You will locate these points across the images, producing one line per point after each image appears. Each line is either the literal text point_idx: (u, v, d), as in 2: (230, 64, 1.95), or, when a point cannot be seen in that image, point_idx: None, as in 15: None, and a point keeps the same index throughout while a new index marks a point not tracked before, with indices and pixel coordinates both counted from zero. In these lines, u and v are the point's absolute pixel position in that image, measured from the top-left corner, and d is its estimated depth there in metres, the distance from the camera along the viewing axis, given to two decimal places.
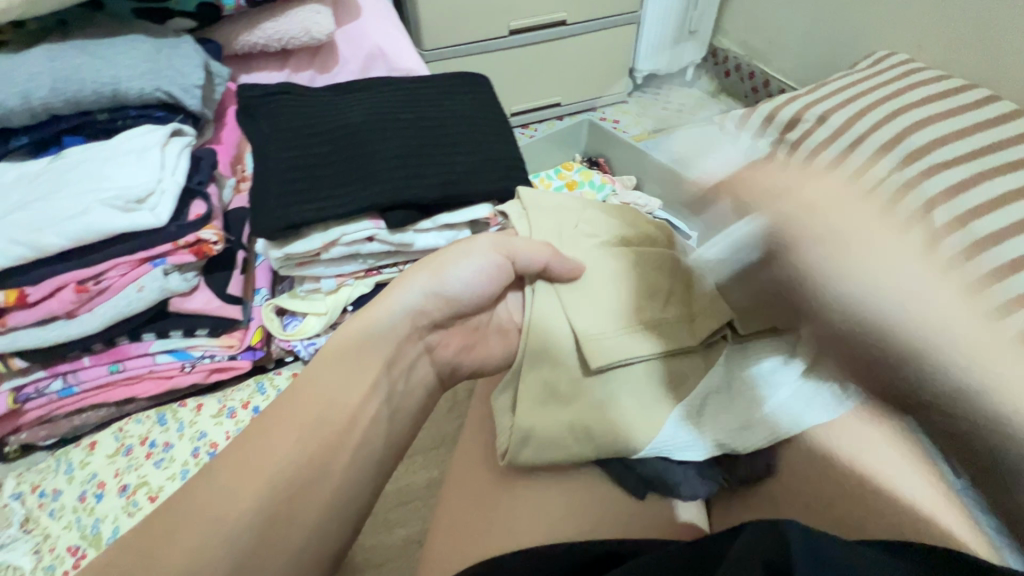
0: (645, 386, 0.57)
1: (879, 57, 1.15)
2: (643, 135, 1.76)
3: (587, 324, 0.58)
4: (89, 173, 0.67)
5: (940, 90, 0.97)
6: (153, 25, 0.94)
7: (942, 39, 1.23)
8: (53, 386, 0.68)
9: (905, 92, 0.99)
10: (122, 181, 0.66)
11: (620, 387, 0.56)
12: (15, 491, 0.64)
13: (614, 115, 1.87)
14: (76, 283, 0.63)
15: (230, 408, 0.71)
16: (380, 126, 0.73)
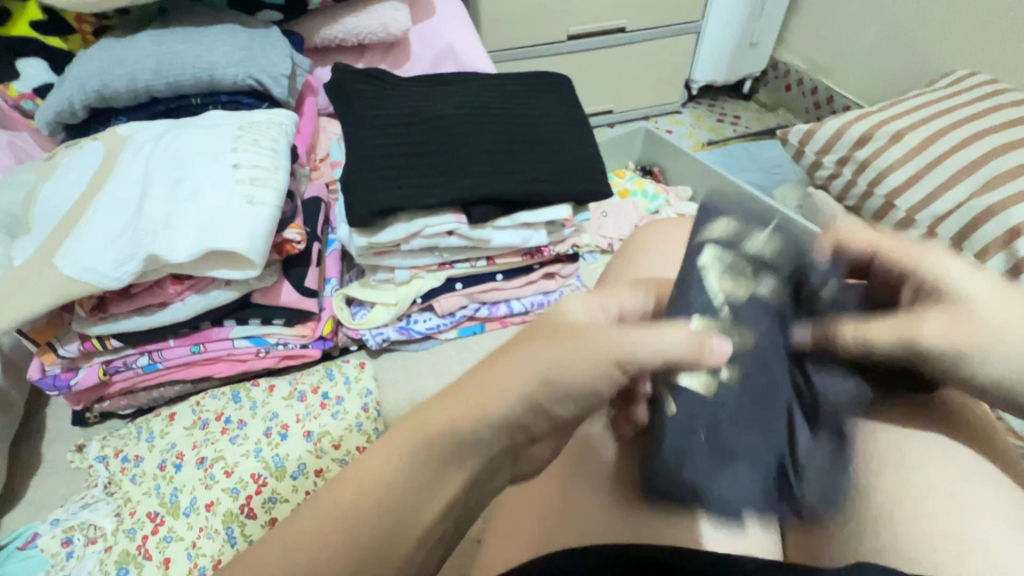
0: (66, 182, 0.66)
1: (932, 87, 1.16)
2: (699, 146, 1.63)
3: (66, 221, 0.62)
4: (170, 150, 0.65)
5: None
6: (243, 16, 0.97)
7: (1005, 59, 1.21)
8: (139, 361, 0.71)
9: (982, 116, 0.99)
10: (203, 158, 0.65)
11: (60, 217, 0.63)
12: (100, 454, 0.68)
13: (668, 125, 1.72)
14: (173, 276, 0.65)
15: (301, 391, 0.73)
16: (470, 120, 0.72)
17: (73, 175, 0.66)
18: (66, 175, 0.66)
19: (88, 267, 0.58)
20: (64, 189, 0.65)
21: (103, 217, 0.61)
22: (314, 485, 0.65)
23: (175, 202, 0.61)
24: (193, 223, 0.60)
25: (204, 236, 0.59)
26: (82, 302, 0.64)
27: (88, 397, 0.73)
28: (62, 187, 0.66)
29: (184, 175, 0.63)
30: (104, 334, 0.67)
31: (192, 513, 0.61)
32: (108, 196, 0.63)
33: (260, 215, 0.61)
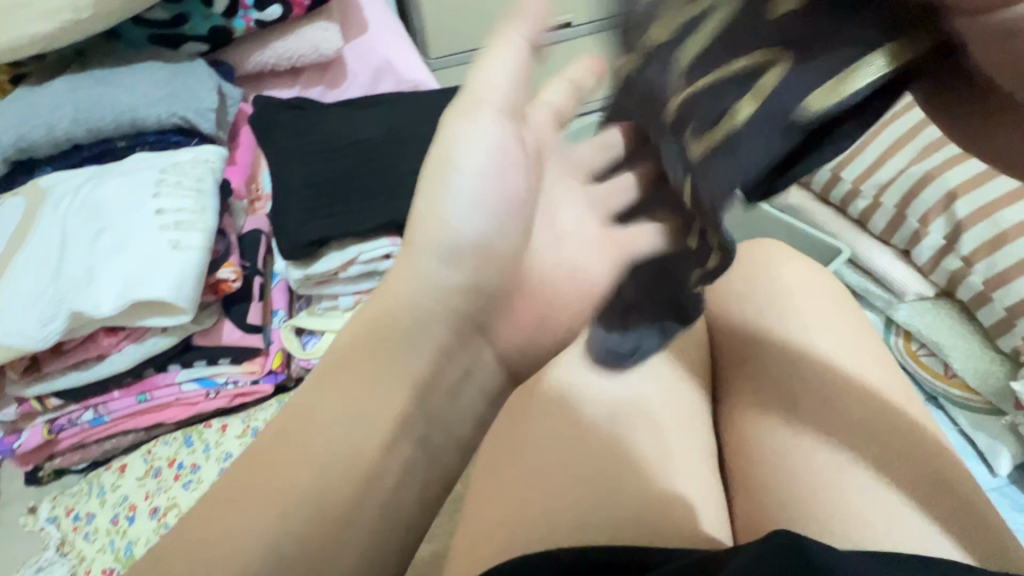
0: None
1: None
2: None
3: None
4: (90, 202, 0.64)
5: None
6: (166, 50, 0.96)
7: None
8: (85, 415, 0.69)
9: None
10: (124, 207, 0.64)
11: None
12: (51, 514, 0.67)
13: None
14: (105, 328, 0.64)
15: (254, 428, 0.72)
16: (396, 142, 0.73)
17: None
18: None
19: (10, 330, 0.57)
20: None
21: (23, 276, 0.60)
22: None
23: (97, 256, 0.61)
24: (118, 276, 0.59)
25: (129, 289, 0.59)
26: (13, 365, 0.64)
27: (36, 457, 0.71)
28: None
29: (105, 226, 0.62)
30: (42, 393, 0.66)
31: None
32: (28, 253, 0.62)
33: (185, 261, 0.61)
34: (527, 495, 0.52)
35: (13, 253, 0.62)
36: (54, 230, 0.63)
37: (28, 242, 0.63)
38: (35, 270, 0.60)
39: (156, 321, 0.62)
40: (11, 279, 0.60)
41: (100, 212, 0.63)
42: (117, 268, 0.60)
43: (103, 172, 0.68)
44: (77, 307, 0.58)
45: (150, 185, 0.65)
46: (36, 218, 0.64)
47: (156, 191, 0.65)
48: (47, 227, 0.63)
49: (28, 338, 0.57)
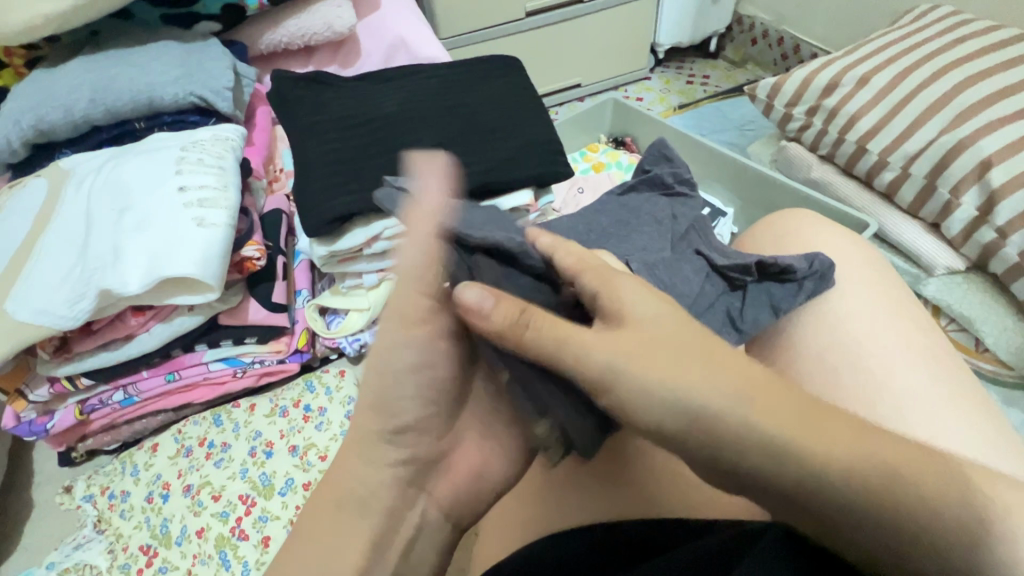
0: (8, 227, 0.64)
1: (895, 25, 1.14)
2: (670, 112, 1.55)
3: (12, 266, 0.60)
4: (112, 181, 0.63)
5: (1017, 54, 0.92)
6: (179, 30, 0.94)
7: None
8: (115, 396, 0.70)
9: (946, 50, 0.98)
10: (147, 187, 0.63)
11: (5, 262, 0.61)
12: (86, 493, 0.68)
13: (638, 92, 1.66)
14: (133, 308, 0.64)
15: (282, 407, 0.72)
16: (416, 116, 0.71)
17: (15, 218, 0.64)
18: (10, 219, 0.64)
19: (39, 309, 0.57)
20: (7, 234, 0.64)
21: (49, 257, 0.60)
22: (303, 499, 0.64)
23: (122, 234, 0.60)
24: (144, 255, 0.59)
25: (155, 266, 0.58)
26: (43, 345, 0.63)
27: (69, 437, 0.71)
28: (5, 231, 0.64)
29: (129, 205, 0.62)
30: (71, 374, 0.66)
31: (184, 543, 0.62)
32: (53, 234, 0.61)
33: (212, 237, 0.60)
34: (563, 468, 0.51)
35: (37, 234, 0.62)
36: (78, 210, 0.62)
37: (52, 223, 0.62)
38: (60, 250, 0.60)
39: (183, 300, 0.61)
40: (37, 260, 0.60)
41: (123, 192, 0.62)
42: (142, 246, 0.59)
43: (123, 151, 0.67)
44: (105, 286, 0.57)
45: (172, 163, 0.64)
46: (60, 199, 0.64)
47: (178, 169, 0.64)
48: (70, 207, 0.62)
49: (56, 318, 0.57)
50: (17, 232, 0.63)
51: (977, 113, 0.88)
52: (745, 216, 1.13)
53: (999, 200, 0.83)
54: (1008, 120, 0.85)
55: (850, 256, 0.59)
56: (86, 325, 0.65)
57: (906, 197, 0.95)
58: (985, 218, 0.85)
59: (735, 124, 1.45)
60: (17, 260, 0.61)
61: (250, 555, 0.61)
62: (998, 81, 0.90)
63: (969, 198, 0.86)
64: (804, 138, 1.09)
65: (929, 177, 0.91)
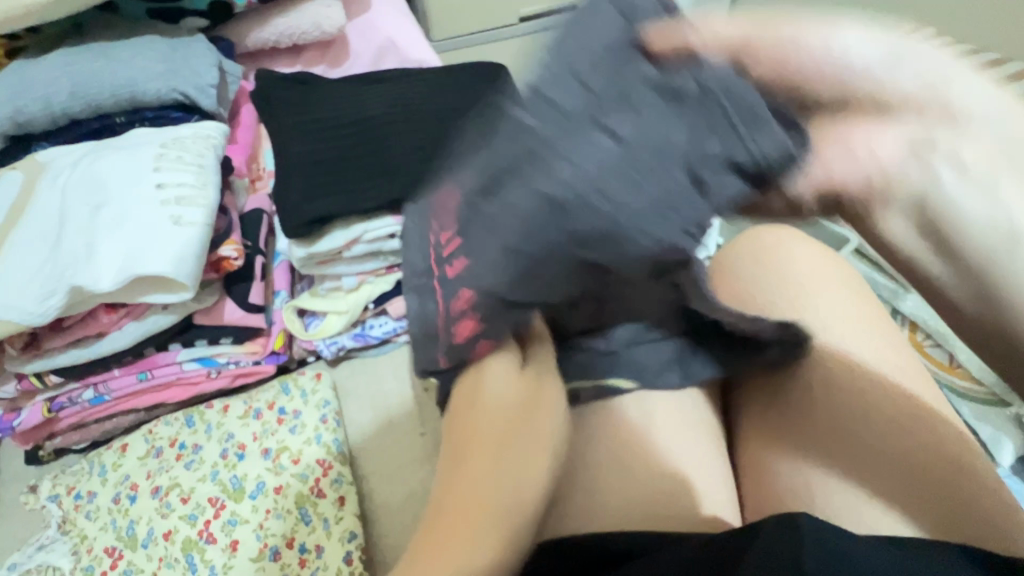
0: None
1: None
2: None
3: None
4: (87, 177, 0.62)
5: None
6: (165, 25, 0.93)
7: None
8: (85, 394, 0.69)
9: None
10: (121, 182, 0.62)
11: None
12: (52, 493, 0.66)
13: None
14: (105, 305, 0.63)
15: (256, 409, 0.71)
16: (400, 119, 0.71)
17: None
18: None
19: (7, 305, 0.56)
20: None
21: (19, 251, 0.59)
22: (275, 502, 0.63)
23: (96, 231, 0.59)
24: (118, 252, 0.58)
25: (129, 263, 0.57)
26: (12, 341, 0.62)
27: (36, 436, 0.70)
28: None
29: (104, 201, 0.61)
30: (41, 370, 0.64)
31: (149, 545, 0.61)
32: (23, 229, 0.60)
33: (187, 235, 0.59)
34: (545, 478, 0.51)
35: (7, 228, 0.61)
36: (51, 206, 0.61)
37: (23, 217, 0.61)
38: (29, 246, 0.59)
39: (158, 298, 0.61)
40: (5, 255, 0.59)
41: (99, 188, 0.62)
42: (117, 244, 0.58)
43: (99, 147, 0.66)
44: (75, 284, 0.56)
45: (150, 160, 0.63)
46: (33, 193, 0.63)
47: (155, 165, 0.63)
48: (43, 202, 0.62)
49: (22, 314, 0.56)
50: None
51: None
52: (728, 228, 1.14)
53: None
54: None
55: (824, 271, 0.60)
56: (57, 322, 0.64)
57: None
58: None
59: None
60: None
61: (217, 558, 0.60)
62: None
63: None
64: None
65: None
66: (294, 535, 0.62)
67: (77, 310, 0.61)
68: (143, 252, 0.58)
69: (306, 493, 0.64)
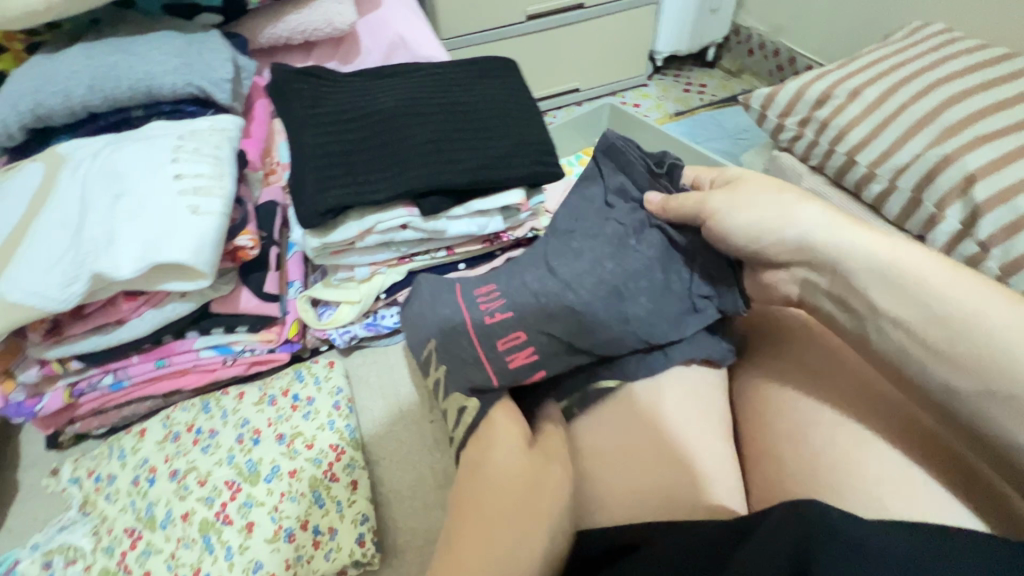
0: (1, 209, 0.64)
1: (886, 42, 1.16)
2: (666, 119, 1.57)
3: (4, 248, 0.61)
4: (108, 167, 0.64)
5: (1001, 74, 0.95)
6: (180, 21, 0.95)
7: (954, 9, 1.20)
8: (105, 380, 0.70)
9: (935, 67, 1.00)
10: (141, 172, 0.64)
11: None
12: (73, 476, 0.68)
13: (635, 98, 1.68)
14: (125, 292, 0.65)
15: (270, 396, 0.73)
16: (412, 112, 0.73)
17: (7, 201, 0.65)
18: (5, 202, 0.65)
19: (32, 290, 0.58)
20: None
21: (43, 239, 0.60)
22: (289, 486, 0.65)
23: (117, 219, 0.61)
24: (139, 239, 0.59)
25: (149, 251, 0.59)
26: (35, 328, 0.64)
27: (57, 420, 0.72)
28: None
29: (124, 191, 0.62)
30: (63, 356, 0.66)
31: (167, 526, 0.63)
32: (46, 218, 0.62)
33: (206, 224, 0.61)
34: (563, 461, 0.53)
35: (31, 217, 0.63)
36: (73, 196, 0.63)
37: (46, 207, 0.63)
38: (53, 234, 0.60)
39: (176, 285, 0.62)
40: (29, 243, 0.60)
41: (120, 179, 0.63)
42: (137, 232, 0.60)
43: (119, 139, 0.68)
44: (97, 271, 0.58)
45: (168, 151, 0.65)
46: (55, 183, 0.64)
47: (174, 157, 0.65)
48: (65, 192, 0.63)
49: (46, 299, 0.57)
50: (13, 214, 0.64)
51: (963, 130, 0.90)
52: None
53: (981, 215, 0.85)
54: (991, 137, 0.88)
55: None
56: (78, 309, 0.66)
57: (893, 209, 0.97)
58: (968, 232, 0.87)
59: (730, 133, 1.48)
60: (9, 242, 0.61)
61: (233, 540, 0.61)
62: (984, 99, 0.92)
63: (952, 212, 0.89)
64: (795, 149, 1.11)
65: (913, 190, 0.94)
66: (308, 518, 0.63)
67: (98, 297, 0.63)
68: (163, 240, 0.59)
69: (319, 477, 0.66)
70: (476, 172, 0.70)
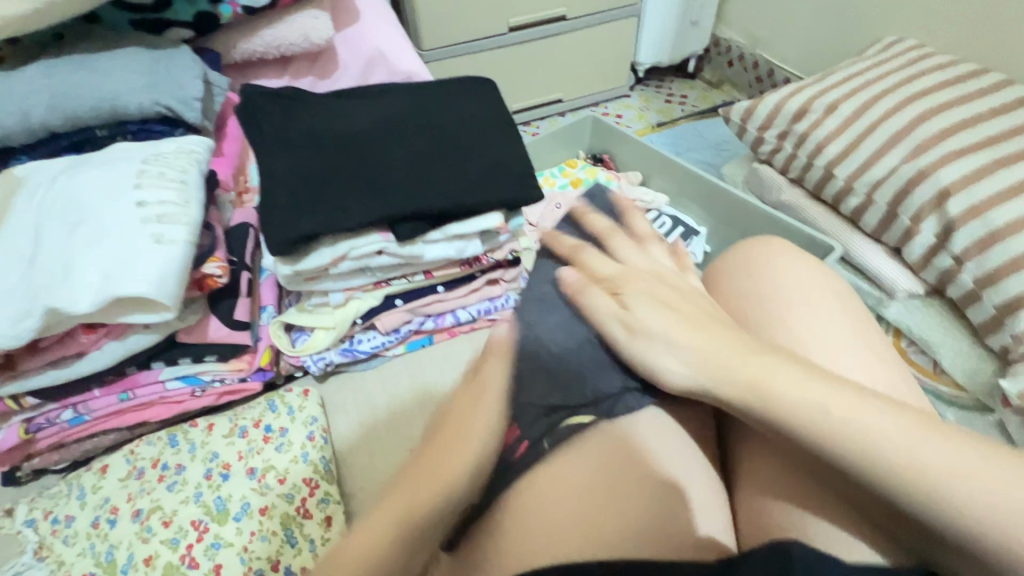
0: None
1: (860, 57, 1.18)
2: (648, 130, 1.58)
3: None
4: (66, 194, 0.61)
5: (971, 90, 0.97)
6: (148, 36, 0.92)
7: (925, 24, 1.23)
8: (64, 415, 0.67)
9: (908, 83, 1.02)
10: (100, 200, 0.61)
11: None
12: (28, 517, 0.64)
13: (617, 109, 1.68)
14: (84, 325, 0.61)
15: (241, 428, 0.70)
16: (387, 134, 0.71)
17: None
18: None
19: None
20: None
21: None
22: (260, 524, 0.62)
23: (74, 250, 0.58)
24: (98, 271, 0.57)
25: (109, 283, 0.56)
26: None
27: (13, 457, 0.68)
28: None
29: (83, 219, 0.60)
30: (18, 392, 0.63)
31: (130, 571, 0.60)
32: None
33: (169, 254, 0.58)
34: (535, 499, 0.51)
35: None
36: (28, 224, 0.60)
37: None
38: (4, 267, 0.57)
39: (139, 317, 0.60)
40: None
41: (78, 206, 0.60)
42: (95, 264, 0.57)
43: (79, 163, 0.65)
44: (52, 306, 0.55)
45: (131, 176, 0.62)
46: (9, 211, 0.61)
47: (137, 182, 0.62)
48: (19, 220, 0.60)
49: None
50: None
51: (936, 145, 0.92)
52: (717, 237, 1.15)
53: (955, 229, 0.86)
54: (964, 152, 0.89)
55: (811, 285, 0.60)
56: (34, 342, 0.62)
57: (870, 222, 0.98)
58: (943, 245, 0.89)
59: (710, 145, 1.49)
60: None
61: None
62: (956, 115, 0.94)
63: (928, 226, 0.90)
64: (774, 163, 1.12)
65: (889, 205, 0.95)
66: (279, 558, 0.61)
67: (55, 331, 0.60)
68: (123, 274, 0.57)
69: (292, 513, 0.63)
70: (454, 195, 0.68)
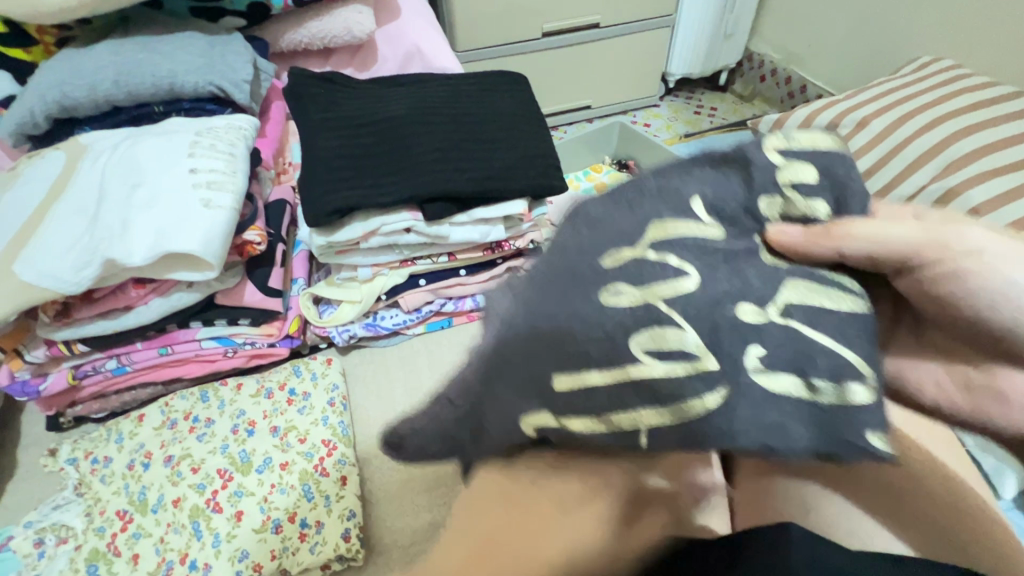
0: (22, 193, 0.67)
1: (895, 75, 1.18)
2: (675, 139, 1.59)
3: (24, 231, 0.63)
4: (127, 159, 0.66)
5: (1007, 111, 0.96)
6: (205, 23, 0.99)
7: (964, 46, 1.22)
8: (109, 364, 0.72)
9: (942, 101, 1.02)
10: (157, 165, 0.66)
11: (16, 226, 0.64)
12: (71, 456, 0.70)
13: (646, 118, 1.71)
14: (135, 280, 0.66)
15: (268, 389, 0.74)
16: (421, 120, 0.75)
17: (28, 185, 0.67)
18: (25, 187, 0.67)
19: (46, 272, 0.60)
20: (19, 200, 0.66)
21: (60, 225, 0.63)
22: (280, 478, 0.66)
23: (132, 209, 0.63)
24: (151, 229, 0.62)
25: (161, 240, 0.61)
26: (46, 309, 0.65)
27: (58, 402, 0.73)
28: (17, 198, 0.66)
29: (141, 182, 0.65)
30: (71, 338, 0.68)
31: (159, 510, 0.63)
32: (64, 204, 0.64)
33: (216, 217, 0.63)
34: None
35: (50, 203, 0.65)
36: (92, 184, 0.65)
37: (65, 194, 0.65)
38: (70, 221, 0.63)
39: (185, 276, 0.64)
40: (46, 228, 0.63)
41: (138, 170, 0.66)
42: (150, 223, 0.62)
43: (140, 131, 0.70)
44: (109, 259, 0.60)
45: (186, 146, 0.67)
46: (76, 172, 0.67)
47: (190, 152, 0.67)
48: (84, 180, 0.66)
49: (58, 282, 0.59)
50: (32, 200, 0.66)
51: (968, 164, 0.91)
52: None
53: None
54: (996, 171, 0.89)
55: None
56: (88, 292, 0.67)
57: None
58: None
59: None
60: (29, 225, 0.64)
61: (222, 527, 0.62)
62: (990, 134, 0.93)
63: None
64: None
65: None
66: (296, 510, 0.64)
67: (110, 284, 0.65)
68: (175, 233, 0.61)
69: (310, 470, 0.67)
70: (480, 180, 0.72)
